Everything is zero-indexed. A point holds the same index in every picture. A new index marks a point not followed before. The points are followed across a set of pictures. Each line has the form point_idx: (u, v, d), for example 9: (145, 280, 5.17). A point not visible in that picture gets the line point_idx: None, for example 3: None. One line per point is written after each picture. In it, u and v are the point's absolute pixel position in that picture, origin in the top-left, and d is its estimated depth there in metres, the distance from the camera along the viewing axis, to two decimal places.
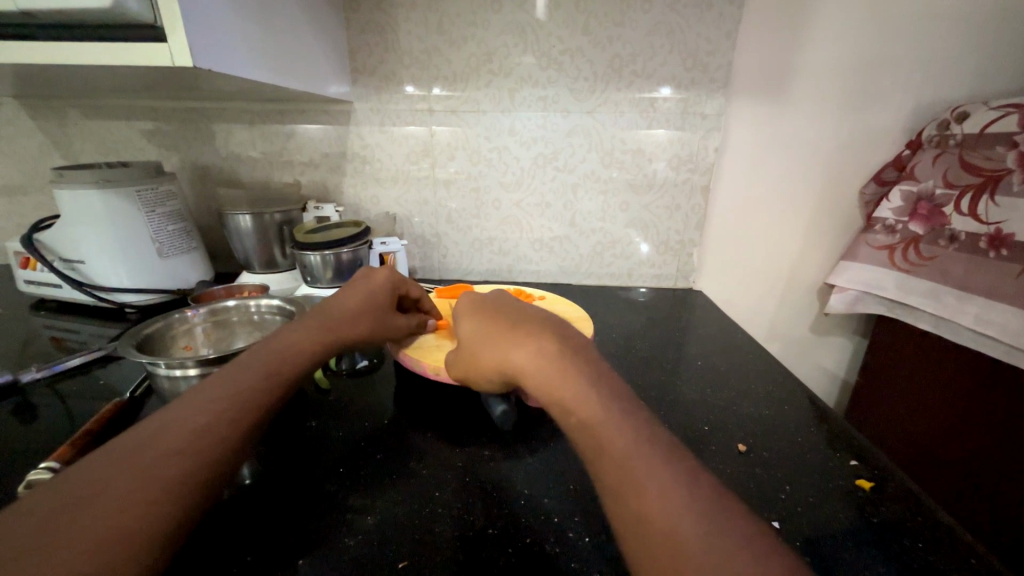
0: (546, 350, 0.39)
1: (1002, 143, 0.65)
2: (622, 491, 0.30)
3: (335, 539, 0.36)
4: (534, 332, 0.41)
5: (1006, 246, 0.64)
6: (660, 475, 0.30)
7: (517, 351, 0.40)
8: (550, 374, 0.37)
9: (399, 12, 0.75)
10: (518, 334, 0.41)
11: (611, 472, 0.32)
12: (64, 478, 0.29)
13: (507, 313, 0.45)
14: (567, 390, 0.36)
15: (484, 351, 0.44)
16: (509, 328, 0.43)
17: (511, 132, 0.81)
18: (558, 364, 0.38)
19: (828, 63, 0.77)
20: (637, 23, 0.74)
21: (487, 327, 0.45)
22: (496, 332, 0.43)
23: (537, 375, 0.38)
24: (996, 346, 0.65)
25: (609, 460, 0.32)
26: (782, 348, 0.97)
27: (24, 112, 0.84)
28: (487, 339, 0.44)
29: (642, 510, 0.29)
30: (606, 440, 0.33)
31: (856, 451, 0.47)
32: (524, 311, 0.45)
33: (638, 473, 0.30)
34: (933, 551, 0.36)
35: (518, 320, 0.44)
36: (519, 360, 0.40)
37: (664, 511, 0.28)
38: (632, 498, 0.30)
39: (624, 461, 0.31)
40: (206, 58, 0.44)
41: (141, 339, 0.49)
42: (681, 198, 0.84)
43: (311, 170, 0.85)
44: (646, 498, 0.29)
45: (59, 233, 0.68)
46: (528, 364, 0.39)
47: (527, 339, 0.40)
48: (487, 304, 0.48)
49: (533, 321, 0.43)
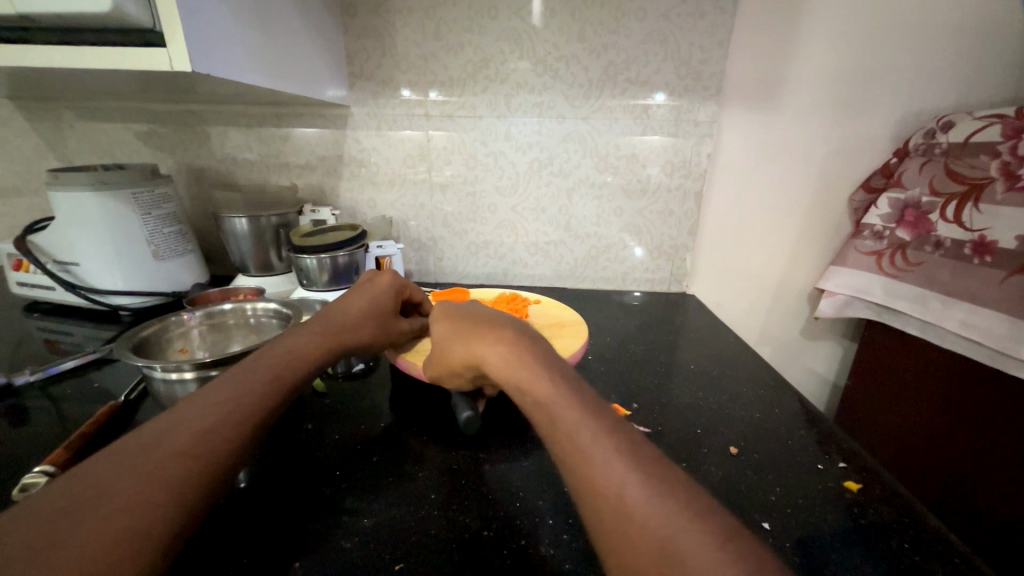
0: (511, 344, 0.40)
1: (986, 152, 0.67)
2: (581, 480, 0.30)
3: (332, 541, 0.36)
4: (501, 329, 0.42)
5: (990, 253, 0.65)
6: (614, 460, 0.30)
7: (483, 345, 0.41)
8: (513, 366, 0.38)
9: (397, 17, 0.76)
10: (486, 330, 0.43)
11: (570, 460, 0.31)
12: (68, 479, 0.29)
13: (479, 315, 0.47)
14: (525, 379, 0.37)
15: (452, 345, 0.44)
16: (477, 326, 0.44)
17: (507, 138, 0.82)
18: (521, 356, 0.39)
19: (818, 72, 0.78)
20: (632, 31, 0.75)
21: (458, 327, 0.46)
22: (466, 329, 0.44)
23: (500, 365, 0.39)
24: (981, 350, 0.67)
25: (566, 447, 0.32)
26: (774, 351, 0.98)
27: (18, 113, 0.84)
28: (457, 336, 0.45)
29: (596, 495, 0.29)
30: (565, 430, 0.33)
31: (844, 454, 0.48)
32: (496, 315, 0.47)
33: (593, 460, 0.30)
34: (917, 552, 0.37)
35: (487, 320, 0.45)
36: (484, 352, 0.40)
37: (618, 495, 0.28)
38: (589, 484, 0.30)
39: (578, 449, 0.31)
40: (204, 63, 0.45)
41: (137, 342, 0.49)
42: (675, 204, 0.86)
43: (307, 173, 0.86)
44: (600, 483, 0.29)
45: (54, 235, 0.68)
46: (493, 356, 0.40)
47: (493, 334, 0.42)
48: (461, 309, 0.49)
49: (502, 322, 0.44)
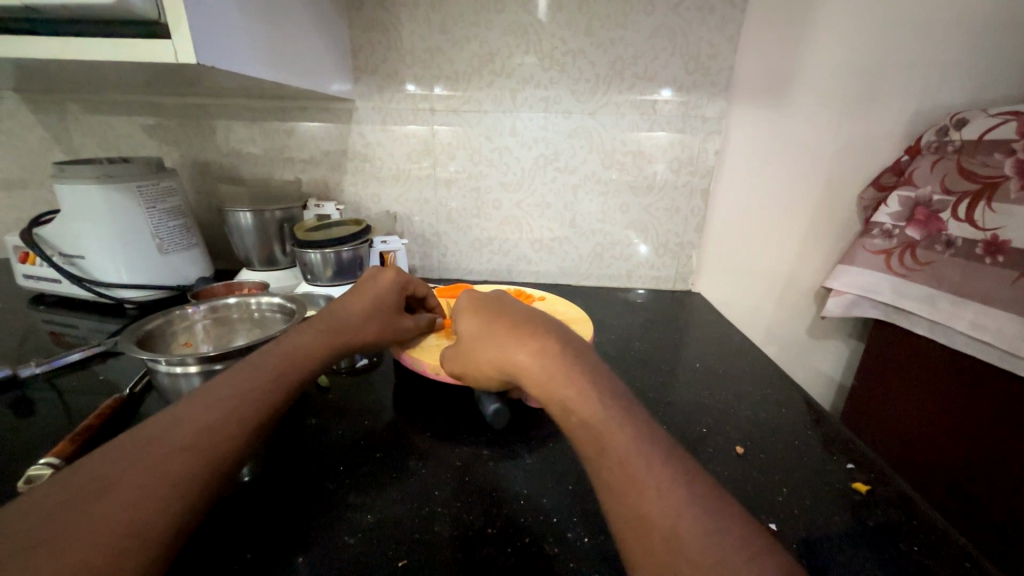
0: (549, 352, 0.39)
1: (1000, 151, 0.66)
2: (622, 491, 0.31)
3: (336, 537, 0.36)
4: (539, 334, 0.41)
5: (1002, 253, 0.64)
6: (660, 473, 0.30)
7: (520, 351, 0.40)
8: (552, 375, 0.38)
9: (403, 11, 0.75)
10: (522, 335, 0.42)
11: (612, 471, 0.32)
12: (72, 472, 0.29)
13: (512, 313, 0.45)
14: (565, 391, 0.37)
15: (484, 350, 0.43)
16: (512, 328, 0.43)
17: (513, 133, 0.81)
18: (561, 368, 0.38)
19: (829, 68, 0.77)
20: (640, 25, 0.74)
21: (489, 326, 0.45)
22: (499, 330, 0.43)
23: (539, 376, 0.38)
24: (991, 351, 0.66)
25: (606, 456, 0.32)
26: (779, 351, 0.97)
27: (24, 106, 0.84)
28: (489, 339, 0.44)
29: (642, 512, 0.29)
30: (609, 442, 0.33)
31: (852, 455, 0.47)
32: (529, 313, 0.45)
33: (639, 472, 0.31)
34: (928, 555, 0.37)
35: (521, 321, 0.44)
36: (522, 361, 0.40)
37: (665, 509, 0.29)
38: (631, 495, 0.30)
39: (621, 461, 0.32)
40: (209, 56, 0.44)
41: (142, 336, 0.49)
42: (682, 201, 0.85)
43: (312, 168, 0.85)
44: (647, 502, 0.29)
45: (60, 228, 0.68)
46: (531, 365, 0.39)
47: (531, 340, 0.41)
48: (490, 303, 0.48)
49: (537, 324, 0.43)
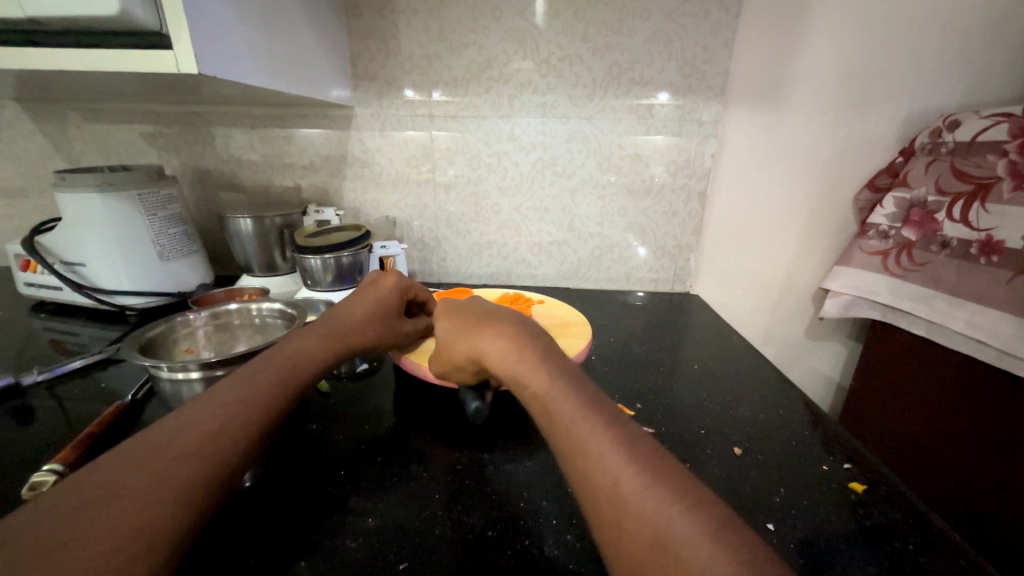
0: (510, 337, 0.41)
1: (992, 152, 0.67)
2: (599, 492, 0.29)
3: (339, 541, 0.36)
4: (500, 323, 0.43)
5: (997, 253, 0.65)
6: (635, 471, 0.29)
7: (483, 339, 0.42)
8: (512, 359, 0.39)
9: (401, 19, 0.76)
10: (483, 324, 0.43)
11: (586, 474, 0.30)
12: (78, 479, 0.29)
13: (479, 309, 0.47)
14: (525, 372, 0.37)
15: (453, 342, 0.45)
16: (476, 320, 0.44)
17: (511, 138, 0.82)
18: (521, 351, 0.39)
19: (823, 71, 0.78)
20: (636, 31, 0.75)
21: (457, 321, 0.46)
22: (465, 324, 0.45)
23: (501, 360, 0.39)
24: (986, 351, 0.66)
25: (578, 458, 0.31)
26: (778, 352, 0.98)
27: (24, 115, 0.85)
28: (456, 331, 0.45)
29: (590, 481, 0.30)
30: (581, 443, 0.31)
31: (850, 455, 0.48)
32: (494, 309, 0.47)
33: (612, 471, 0.29)
34: (924, 554, 0.37)
35: (486, 314, 0.45)
36: (485, 347, 0.41)
37: (608, 475, 0.29)
38: (606, 498, 0.29)
39: (591, 462, 0.30)
40: (210, 65, 0.45)
41: (144, 342, 0.49)
42: (679, 203, 0.86)
43: (311, 174, 0.86)
44: (593, 469, 0.30)
45: (62, 236, 0.68)
46: (493, 350, 0.40)
47: (492, 329, 0.42)
48: (460, 304, 0.50)
49: (501, 316, 0.45)
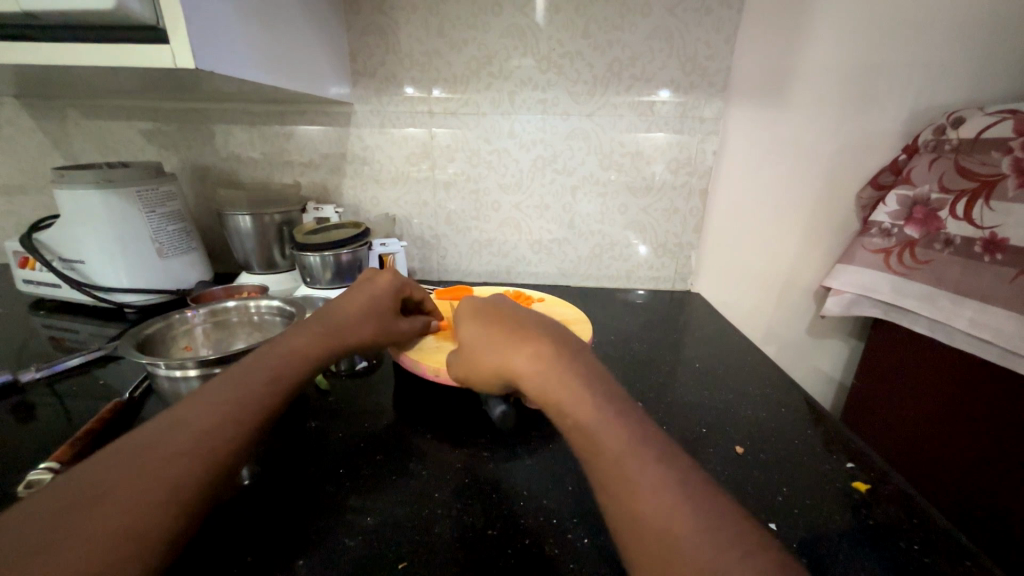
0: (546, 355, 0.39)
1: (997, 148, 0.66)
2: (614, 488, 0.31)
3: (336, 540, 0.36)
4: (535, 338, 0.41)
5: (1001, 250, 0.64)
6: (653, 474, 0.30)
7: (517, 356, 0.40)
8: (548, 378, 0.37)
9: (400, 14, 0.76)
10: (517, 339, 0.41)
11: (605, 472, 0.32)
12: (69, 478, 0.29)
13: (511, 318, 0.45)
14: (564, 395, 0.36)
15: (483, 357, 0.43)
16: (508, 333, 0.42)
17: (511, 135, 0.82)
18: (558, 371, 0.37)
19: (826, 68, 0.77)
20: (637, 27, 0.75)
21: (487, 332, 0.44)
22: (496, 336, 0.43)
23: (534, 379, 0.38)
24: (990, 349, 0.66)
25: (601, 461, 0.32)
26: (779, 350, 0.97)
27: (23, 111, 0.84)
28: (486, 344, 0.43)
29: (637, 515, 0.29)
30: (618, 464, 0.31)
31: (852, 453, 0.47)
32: (525, 317, 0.45)
33: (631, 473, 0.31)
34: (929, 554, 0.36)
35: (518, 326, 0.43)
36: (519, 365, 0.39)
37: (658, 512, 0.29)
38: (624, 494, 0.30)
39: (621, 471, 0.31)
40: (207, 60, 0.44)
41: (142, 340, 0.49)
42: (680, 201, 0.85)
43: (311, 171, 0.86)
44: (641, 504, 0.29)
45: (60, 233, 0.68)
46: (526, 368, 0.39)
47: (527, 345, 0.40)
48: (489, 309, 0.47)
49: (536, 329, 0.42)
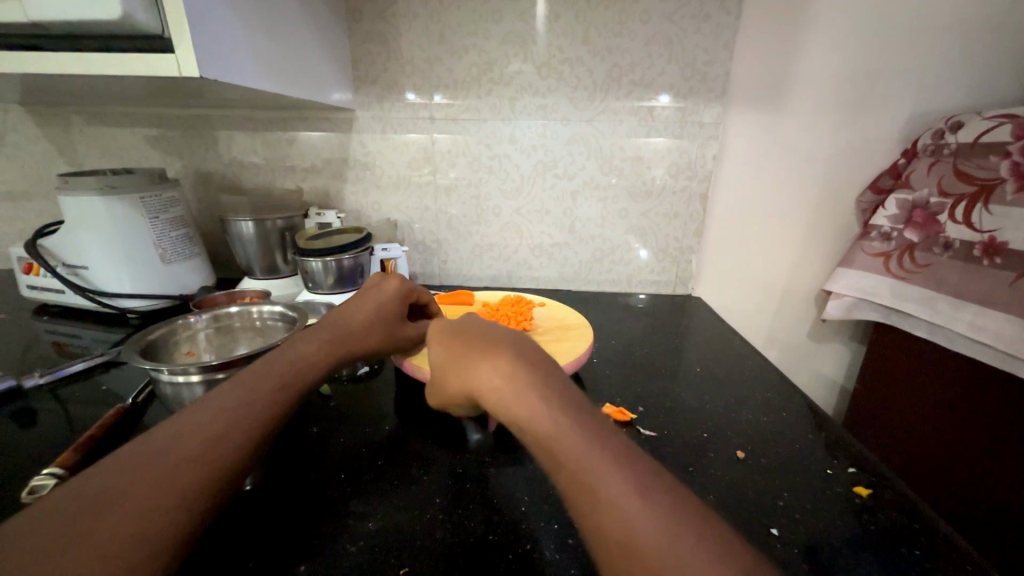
0: (501, 370, 0.37)
1: (996, 153, 0.66)
2: (579, 498, 0.29)
3: (338, 545, 0.36)
4: (492, 351, 0.39)
5: (1000, 254, 0.64)
6: (612, 482, 0.29)
7: (474, 374, 0.39)
8: (504, 395, 0.36)
9: (402, 22, 0.76)
10: (475, 355, 0.40)
11: (570, 479, 0.30)
12: (77, 484, 0.29)
13: (472, 332, 0.44)
14: (519, 411, 0.34)
15: (447, 372, 0.42)
16: (467, 349, 0.41)
17: (512, 140, 0.82)
18: (511, 387, 0.36)
19: (824, 73, 0.78)
20: (636, 33, 0.75)
21: (450, 349, 0.43)
22: (457, 353, 0.42)
23: (491, 397, 0.37)
24: (990, 353, 0.66)
25: (561, 467, 0.31)
26: (781, 354, 0.97)
27: (29, 119, 0.85)
28: (450, 362, 0.42)
29: (601, 519, 0.28)
30: (581, 469, 0.30)
31: (854, 458, 0.47)
32: (489, 330, 0.44)
33: (595, 479, 0.29)
34: (930, 559, 0.36)
35: (477, 340, 0.42)
36: (477, 383, 0.38)
37: (621, 516, 0.28)
38: (585, 501, 0.29)
39: (585, 475, 0.30)
40: (211, 69, 0.45)
41: (145, 345, 0.50)
42: (680, 205, 0.85)
43: (313, 177, 0.86)
44: (604, 508, 0.28)
45: (64, 240, 0.69)
46: (484, 386, 0.38)
47: (483, 360, 0.39)
48: (456, 324, 0.46)
49: (494, 342, 0.41)
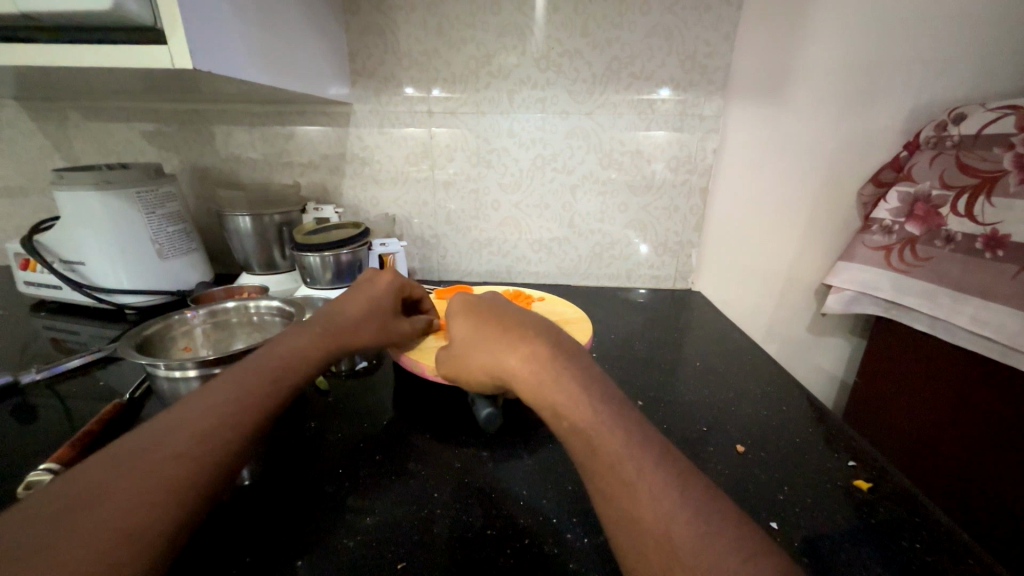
0: (540, 356, 0.38)
1: (999, 145, 0.66)
2: (613, 495, 0.30)
3: (334, 540, 0.36)
4: (530, 338, 0.40)
5: (1002, 247, 0.64)
6: (652, 478, 0.30)
7: (512, 355, 0.39)
8: (542, 379, 0.37)
9: (399, 14, 0.75)
10: (513, 338, 0.41)
11: (603, 475, 0.31)
12: (66, 480, 0.29)
13: (506, 317, 0.45)
14: (559, 395, 0.36)
15: (477, 354, 0.43)
16: (501, 332, 0.42)
17: (511, 134, 0.82)
18: (551, 372, 0.37)
19: (826, 65, 0.77)
20: (636, 25, 0.74)
21: (482, 331, 0.44)
22: (492, 335, 0.42)
23: (527, 380, 0.38)
24: (992, 346, 0.65)
25: (598, 461, 0.32)
26: (781, 349, 0.97)
27: (24, 114, 0.85)
28: (481, 344, 0.43)
29: (636, 515, 0.29)
30: (617, 461, 0.31)
31: (854, 452, 0.47)
32: (521, 318, 0.45)
33: (630, 476, 0.30)
34: (931, 552, 0.36)
35: (513, 325, 0.43)
36: (513, 366, 0.39)
37: (657, 514, 0.28)
38: (621, 498, 0.30)
39: (622, 471, 0.30)
40: (206, 60, 0.44)
41: (142, 341, 0.49)
42: (680, 200, 0.85)
43: (311, 172, 0.86)
44: (639, 506, 0.29)
45: (60, 235, 0.68)
46: (521, 370, 0.38)
47: (523, 344, 0.40)
48: (485, 308, 0.47)
49: (532, 328, 0.42)
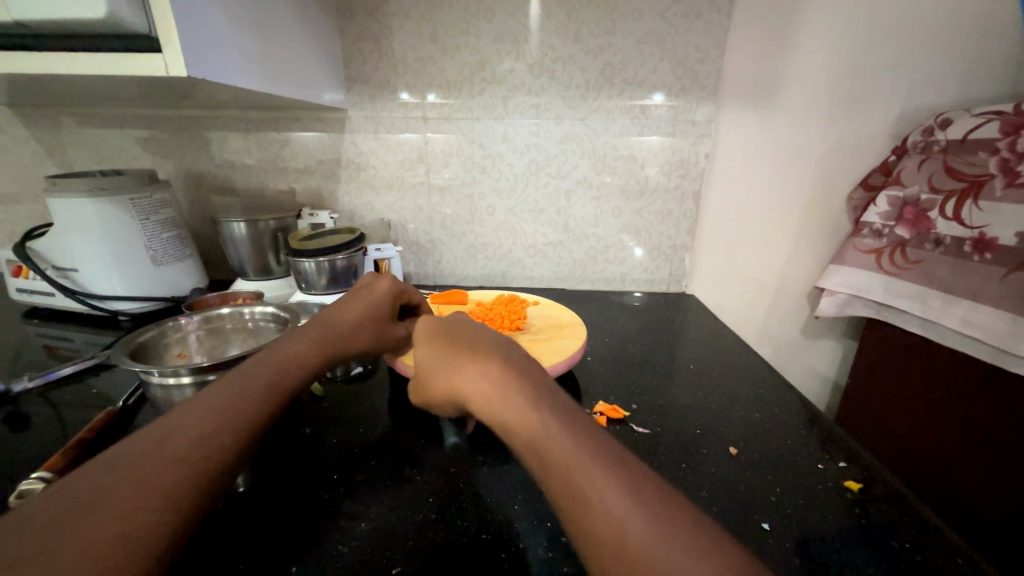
0: (493, 376, 0.36)
1: (985, 149, 0.67)
2: (573, 514, 0.29)
3: (330, 545, 0.36)
4: (488, 356, 0.39)
5: (990, 249, 0.65)
6: (610, 495, 0.28)
7: (467, 375, 0.38)
8: (493, 400, 0.35)
9: (395, 21, 0.76)
10: (469, 357, 0.39)
11: (562, 493, 0.29)
12: (64, 485, 0.29)
13: (467, 334, 0.43)
14: (509, 414, 0.34)
15: (434, 373, 0.41)
16: (459, 351, 0.40)
17: (505, 139, 0.82)
18: (505, 393, 0.35)
19: (814, 72, 0.78)
20: (629, 31, 0.75)
21: (441, 349, 0.42)
22: (447, 353, 0.41)
23: (480, 401, 0.36)
24: (982, 348, 0.66)
25: (555, 480, 0.30)
26: (774, 352, 0.98)
27: (17, 121, 0.84)
28: (440, 362, 0.41)
29: (596, 536, 0.27)
30: (574, 483, 0.29)
31: (845, 453, 0.48)
32: (485, 335, 0.43)
33: (591, 499, 0.28)
34: (920, 552, 0.37)
35: (472, 342, 0.41)
36: (467, 387, 0.38)
37: (615, 530, 0.27)
38: (580, 514, 0.28)
39: (579, 489, 0.29)
40: (200, 68, 0.45)
41: (135, 347, 0.49)
42: (673, 204, 0.86)
43: (306, 177, 0.86)
44: (598, 524, 0.27)
45: (53, 242, 0.68)
46: (473, 390, 0.37)
47: (479, 363, 0.38)
48: (449, 326, 0.45)
49: (490, 346, 0.40)
